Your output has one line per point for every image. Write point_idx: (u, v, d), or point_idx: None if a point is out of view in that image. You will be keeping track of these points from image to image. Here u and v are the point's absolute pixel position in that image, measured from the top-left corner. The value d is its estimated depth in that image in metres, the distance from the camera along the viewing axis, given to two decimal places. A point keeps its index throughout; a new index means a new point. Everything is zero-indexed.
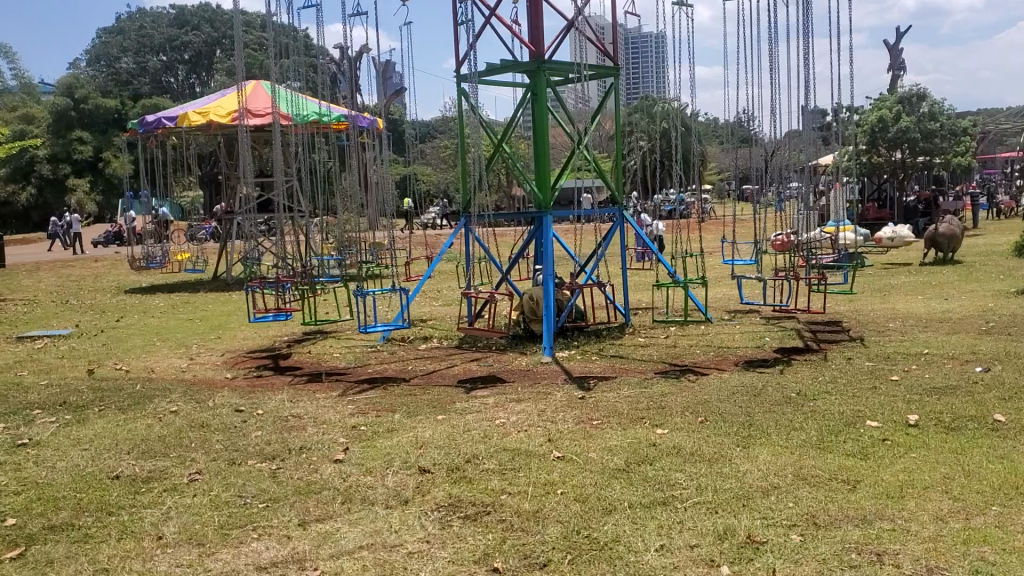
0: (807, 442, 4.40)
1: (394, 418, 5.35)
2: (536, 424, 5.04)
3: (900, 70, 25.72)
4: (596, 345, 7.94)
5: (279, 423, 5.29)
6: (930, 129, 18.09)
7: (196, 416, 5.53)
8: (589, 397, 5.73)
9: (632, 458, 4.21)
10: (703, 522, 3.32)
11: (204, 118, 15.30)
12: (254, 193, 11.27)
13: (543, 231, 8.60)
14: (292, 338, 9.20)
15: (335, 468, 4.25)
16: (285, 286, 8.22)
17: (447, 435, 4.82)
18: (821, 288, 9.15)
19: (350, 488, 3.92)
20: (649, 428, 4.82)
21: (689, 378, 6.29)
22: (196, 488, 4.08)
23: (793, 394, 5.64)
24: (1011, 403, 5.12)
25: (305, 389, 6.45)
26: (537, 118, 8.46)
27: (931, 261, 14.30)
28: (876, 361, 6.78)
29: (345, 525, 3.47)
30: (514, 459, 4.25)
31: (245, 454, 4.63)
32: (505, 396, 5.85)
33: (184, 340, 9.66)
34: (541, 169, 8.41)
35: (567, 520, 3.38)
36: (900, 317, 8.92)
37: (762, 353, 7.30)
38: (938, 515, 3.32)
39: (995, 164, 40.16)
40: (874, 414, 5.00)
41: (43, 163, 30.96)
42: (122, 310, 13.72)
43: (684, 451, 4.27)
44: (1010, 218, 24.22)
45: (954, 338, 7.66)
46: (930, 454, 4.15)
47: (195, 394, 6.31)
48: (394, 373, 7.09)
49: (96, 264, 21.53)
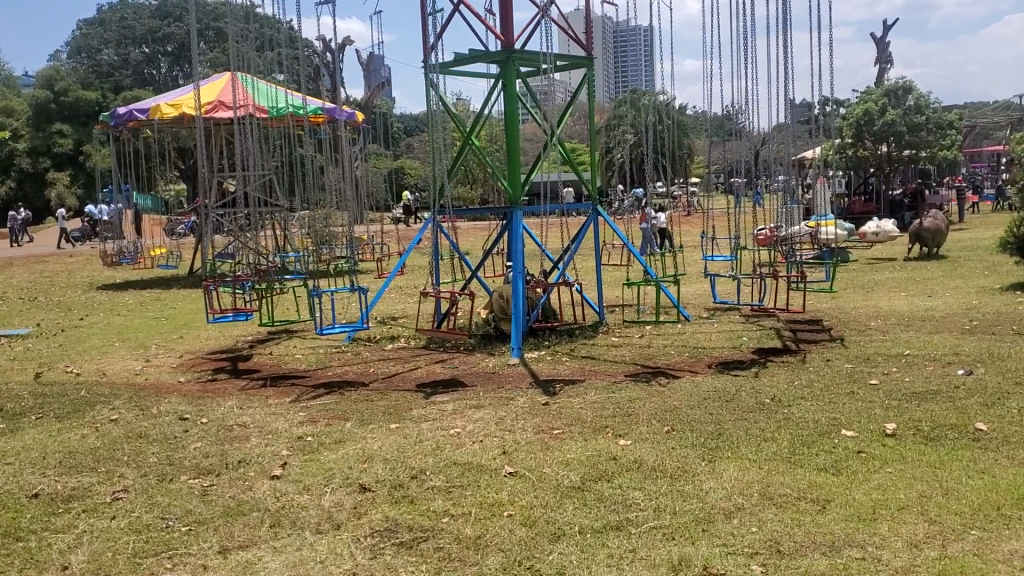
0: (777, 455, 4.12)
1: (346, 427, 5.05)
2: (493, 433, 4.74)
3: (887, 64, 25.50)
4: (567, 345, 7.63)
5: (222, 433, 4.98)
6: (916, 123, 17.91)
7: (136, 425, 5.21)
8: (552, 403, 5.44)
9: (590, 474, 3.92)
10: (657, 551, 3.05)
11: (176, 110, 14.92)
12: (225, 191, 10.93)
13: (513, 226, 8.29)
14: (256, 338, 8.89)
15: (270, 486, 3.96)
16: (244, 285, 7.91)
17: (397, 448, 4.52)
18: (801, 287, 8.88)
19: (282, 509, 3.64)
20: (612, 439, 4.54)
21: (660, 383, 5.99)
22: (117, 508, 3.77)
23: (767, 399, 5.38)
24: (994, 410, 4.86)
25: (258, 394, 6.14)
26: (508, 110, 8.16)
27: (915, 257, 14.04)
28: (856, 363, 6.52)
29: (269, 554, 3.19)
30: (463, 475, 3.96)
31: (179, 468, 4.33)
32: (465, 402, 5.55)
33: (144, 340, 9.33)
34: (514, 162, 8.10)
35: (509, 549, 3.11)
36: (882, 315, 8.66)
37: (738, 354, 7.04)
38: (911, 541, 3.05)
39: (981, 157, 40.07)
40: (852, 422, 4.73)
41: (23, 156, 30.58)
42: (89, 307, 13.38)
43: (646, 466, 3.99)
44: (997, 211, 24.02)
45: (936, 338, 7.41)
46: (908, 469, 3.88)
47: (141, 400, 5.99)
48: (353, 377, 6.78)
49: (71, 259, 21.10)
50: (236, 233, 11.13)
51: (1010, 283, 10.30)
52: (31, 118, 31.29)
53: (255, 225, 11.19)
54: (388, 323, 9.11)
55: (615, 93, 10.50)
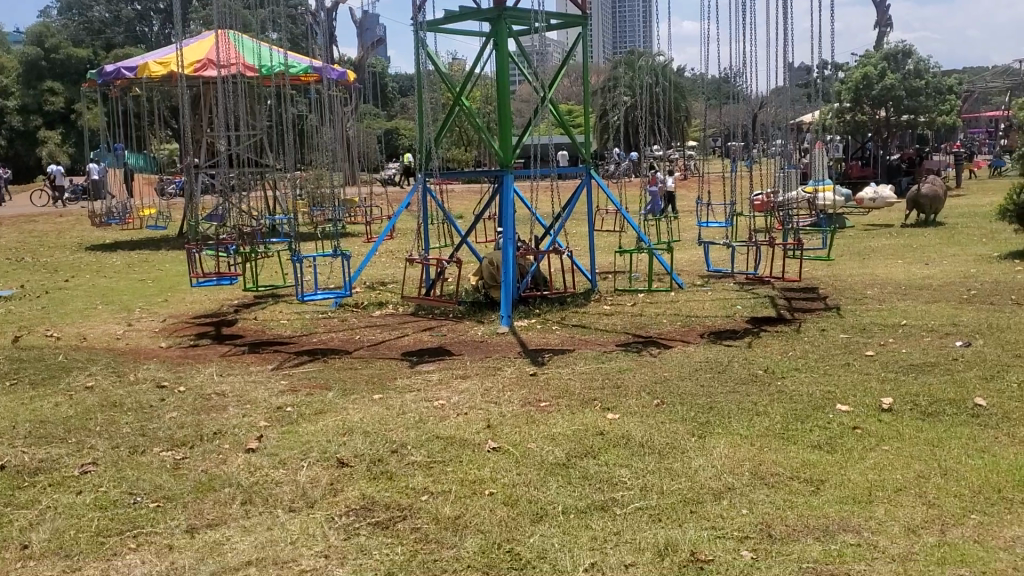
0: (770, 431, 3.99)
1: (327, 397, 4.91)
2: (478, 405, 4.61)
3: (888, 27, 25.13)
4: (557, 314, 7.48)
5: (199, 403, 4.84)
6: (916, 87, 17.64)
7: (112, 392, 5.07)
8: (541, 374, 5.31)
9: (576, 449, 3.79)
10: (643, 534, 2.92)
11: (165, 69, 14.64)
12: (217, 152, 10.76)
13: (504, 190, 8.09)
14: (242, 302, 8.72)
15: (244, 460, 3.82)
16: (228, 249, 7.72)
17: (378, 420, 4.38)
18: (796, 254, 8.72)
19: (255, 484, 3.51)
20: (600, 412, 4.40)
21: (650, 352, 5.87)
22: (85, 482, 3.62)
23: (759, 371, 5.24)
24: (994, 384, 4.74)
25: (239, 361, 5.99)
26: (499, 70, 7.94)
27: (912, 223, 13.87)
28: (851, 333, 6.38)
29: (237, 534, 3.05)
30: (444, 450, 3.82)
31: (152, 439, 4.19)
32: (451, 372, 5.41)
33: (128, 303, 9.17)
34: (505, 123, 7.91)
35: (488, 531, 2.97)
36: (879, 284, 8.51)
37: (732, 323, 6.89)
38: (909, 525, 2.92)
39: (979, 123, 39.80)
40: (847, 396, 4.60)
41: (13, 114, 30.15)
42: (76, 269, 13.19)
43: (634, 442, 3.85)
44: (995, 177, 23.81)
45: (934, 307, 7.27)
46: (904, 447, 3.75)
47: (119, 366, 5.83)
48: (337, 344, 6.63)
49: (60, 219, 20.85)
50: (228, 195, 10.97)
51: (1009, 251, 10.15)
52: (21, 74, 30.82)
53: (248, 186, 11.03)
54: (377, 289, 8.95)
55: (611, 54, 10.26)
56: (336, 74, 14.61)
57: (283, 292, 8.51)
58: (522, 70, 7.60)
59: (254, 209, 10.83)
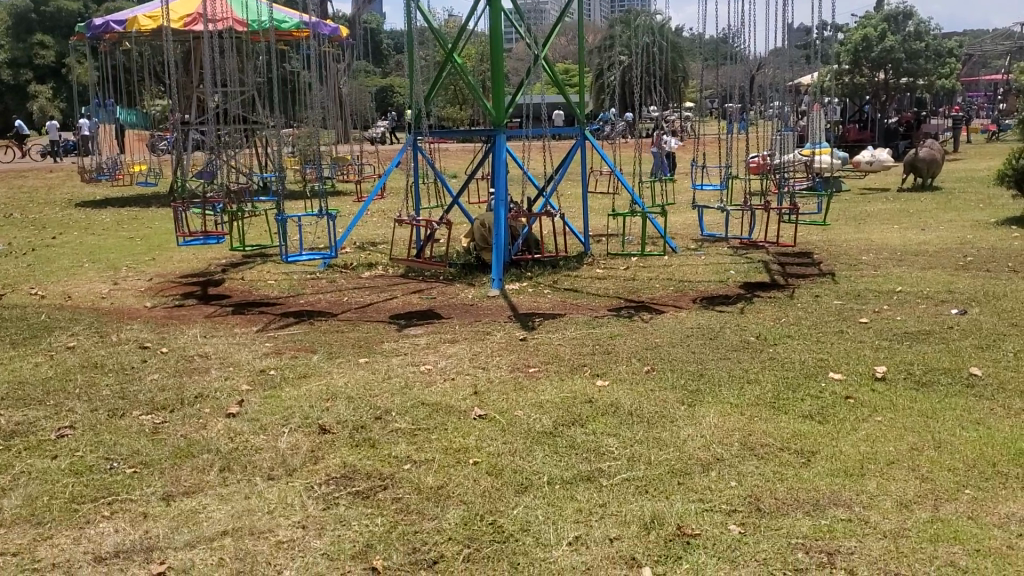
0: (761, 401, 3.91)
1: (312, 360, 4.83)
2: (465, 370, 4.53)
3: None
4: (549, 277, 7.37)
5: (181, 365, 4.76)
6: (916, 49, 17.41)
7: (93, 353, 4.99)
8: (530, 339, 5.22)
9: (564, 418, 3.72)
10: (629, 506, 2.85)
11: (155, 23, 14.40)
12: (208, 108, 10.63)
13: (496, 150, 7.94)
14: (230, 262, 8.61)
15: (225, 425, 3.74)
16: (215, 207, 7.59)
17: (362, 385, 4.30)
18: (792, 218, 8.61)
19: (235, 451, 3.43)
20: (589, 379, 4.34)
21: (642, 318, 5.79)
22: (61, 446, 3.53)
23: (752, 337, 5.17)
24: (989, 353, 4.67)
25: (224, 322, 5.90)
26: (492, 27, 7.76)
27: (909, 187, 13.74)
28: (846, 299, 6.31)
29: (214, 502, 2.97)
30: (430, 417, 3.74)
31: (132, 403, 4.11)
32: (439, 336, 5.32)
33: (115, 261, 9.05)
34: (498, 81, 7.74)
35: (471, 502, 2.89)
36: (875, 249, 8.42)
37: (725, 289, 6.81)
38: (901, 500, 2.86)
39: (978, 87, 39.51)
40: (840, 364, 4.54)
41: (3, 68, 29.73)
42: (64, 225, 13.04)
43: (622, 410, 3.78)
44: (994, 141, 23.63)
45: (929, 274, 7.18)
46: (897, 418, 3.68)
47: (102, 326, 5.74)
48: (325, 306, 6.53)
49: (50, 175, 20.61)
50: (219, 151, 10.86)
51: (1006, 217, 10.05)
52: (10, 27, 30.37)
53: (240, 143, 10.92)
54: (367, 249, 8.83)
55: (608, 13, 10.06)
56: (327, 30, 14.40)
57: (272, 252, 8.38)
58: (516, 27, 7.43)
59: (246, 167, 10.72)
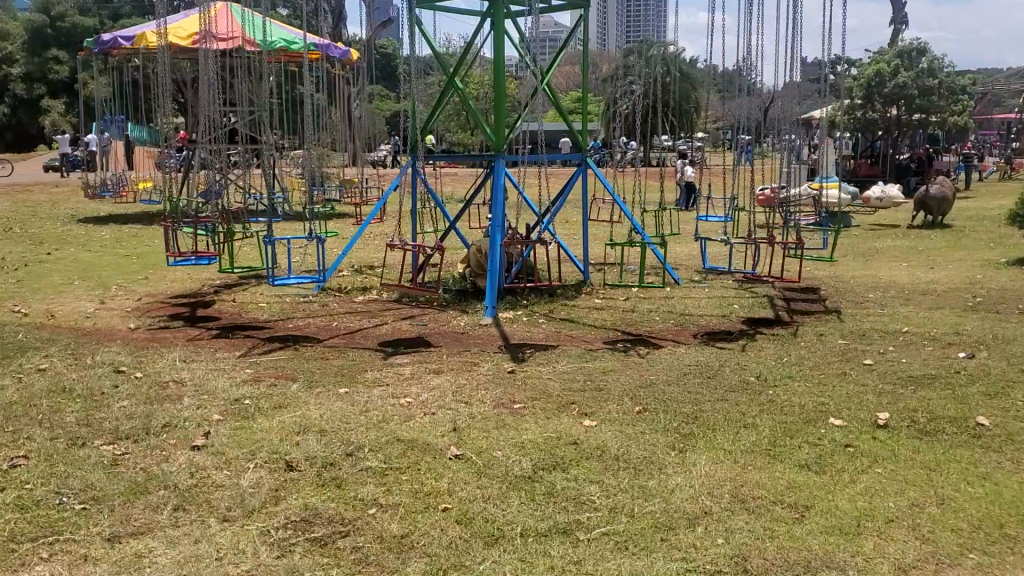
0: (755, 447, 3.70)
1: (290, 389, 4.64)
2: (447, 404, 4.33)
3: (903, 24, 24.64)
4: (546, 306, 7.17)
5: (154, 391, 4.57)
6: (928, 86, 17.26)
7: (65, 376, 4.81)
8: (519, 371, 5.03)
9: (546, 460, 3.51)
10: (605, 565, 2.65)
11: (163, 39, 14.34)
12: (214, 126, 10.57)
13: (494, 175, 7.75)
14: (224, 283, 8.44)
15: (187, 459, 3.55)
16: (206, 226, 7.39)
17: (338, 417, 4.10)
18: (797, 252, 8.42)
19: (194, 489, 3.24)
20: (576, 418, 4.14)
21: (638, 352, 5.58)
22: (12, 478, 3.34)
23: (751, 377, 4.96)
24: (998, 402, 4.44)
25: (206, 346, 5.72)
26: (496, 51, 7.60)
27: (919, 224, 13.54)
28: (850, 339, 6.10)
29: (161, 546, 2.78)
30: (404, 456, 3.55)
31: (95, 431, 3.92)
32: (424, 366, 5.13)
33: (106, 279, 8.89)
34: (500, 105, 7.60)
35: (435, 555, 2.70)
36: (882, 287, 8.21)
37: (727, 324, 6.61)
38: (899, 565, 2.65)
39: (991, 125, 39.41)
40: (840, 408, 4.32)
41: (17, 82, 30.18)
42: (63, 241, 12.94)
43: (608, 454, 3.57)
44: (1006, 179, 23.42)
45: (937, 314, 6.97)
46: (899, 469, 3.46)
47: (79, 348, 5.56)
48: (312, 331, 6.33)
49: (55, 189, 20.60)
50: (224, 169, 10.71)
51: (1018, 257, 9.83)
52: (26, 41, 30.65)
53: (246, 162, 10.85)
54: (363, 273, 8.66)
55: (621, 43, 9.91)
56: (337, 52, 14.37)
57: (266, 274, 8.21)
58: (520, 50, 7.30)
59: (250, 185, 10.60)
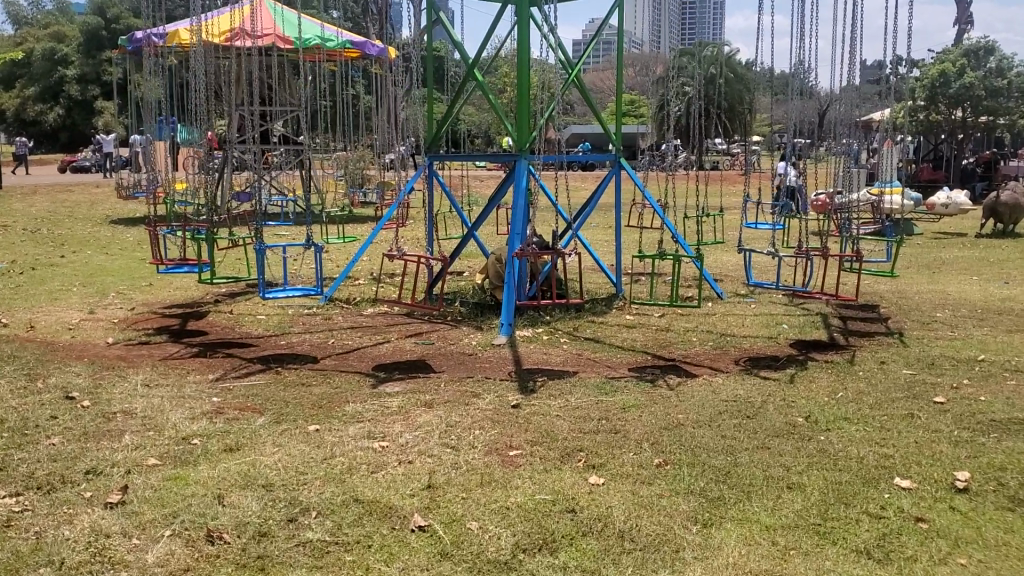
0: (800, 521, 2.93)
1: (251, 425, 3.95)
2: (431, 451, 3.60)
3: (967, 24, 23.35)
4: (570, 324, 6.45)
5: (96, 425, 3.93)
6: (996, 87, 16.11)
7: (4, 404, 4.20)
8: (524, 406, 4.30)
9: (533, 537, 2.78)
10: None
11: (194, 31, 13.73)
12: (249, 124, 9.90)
13: (516, 177, 6.99)
14: (228, 292, 7.83)
15: (93, 521, 2.89)
16: (199, 231, 6.68)
17: (295, 465, 3.41)
18: (855, 265, 7.53)
19: (79, 569, 2.58)
20: (581, 474, 3.38)
21: (668, 383, 4.81)
22: None
23: (799, 418, 4.16)
24: None
25: (180, 366, 5.09)
26: (519, 47, 6.85)
27: (989, 233, 12.50)
28: (917, 369, 5.25)
29: None
30: (358, 523, 2.85)
31: (3, 479, 3.28)
32: (415, 398, 4.40)
33: (108, 285, 8.33)
34: (523, 100, 6.86)
35: None
36: (951, 305, 7.30)
37: (774, 348, 5.81)
38: None
39: None
40: (908, 465, 3.52)
41: (73, 83, 30.64)
42: (84, 243, 12.53)
43: (613, 527, 2.84)
44: None
45: (1016, 339, 6.07)
46: (991, 561, 2.67)
47: (37, 367, 4.97)
48: (304, 350, 5.67)
49: (96, 190, 20.39)
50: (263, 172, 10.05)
51: None
52: (82, 43, 30.78)
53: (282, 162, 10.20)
54: (377, 282, 8.01)
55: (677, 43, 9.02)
56: (374, 49, 13.75)
57: (272, 283, 7.61)
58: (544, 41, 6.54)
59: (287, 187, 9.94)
